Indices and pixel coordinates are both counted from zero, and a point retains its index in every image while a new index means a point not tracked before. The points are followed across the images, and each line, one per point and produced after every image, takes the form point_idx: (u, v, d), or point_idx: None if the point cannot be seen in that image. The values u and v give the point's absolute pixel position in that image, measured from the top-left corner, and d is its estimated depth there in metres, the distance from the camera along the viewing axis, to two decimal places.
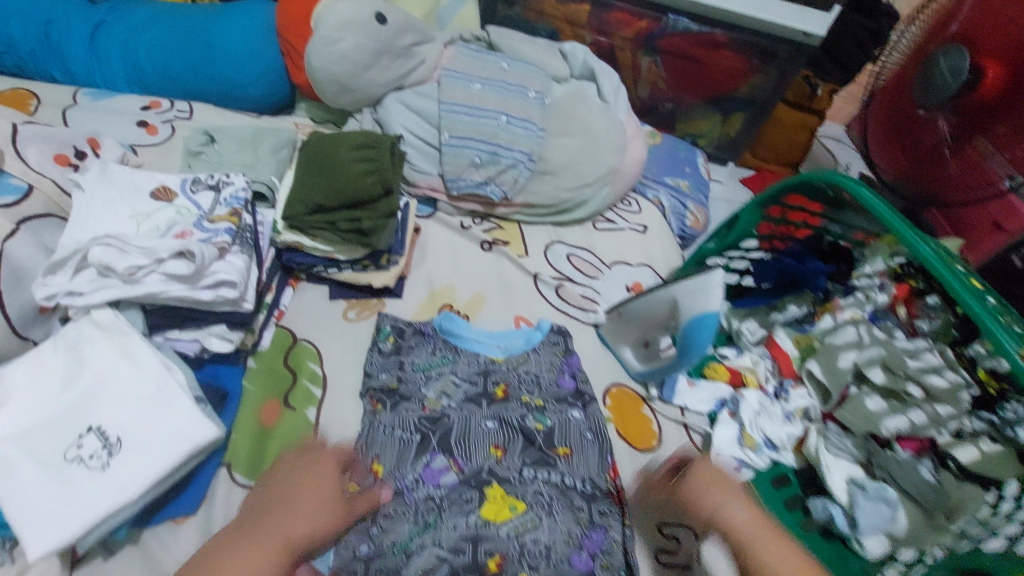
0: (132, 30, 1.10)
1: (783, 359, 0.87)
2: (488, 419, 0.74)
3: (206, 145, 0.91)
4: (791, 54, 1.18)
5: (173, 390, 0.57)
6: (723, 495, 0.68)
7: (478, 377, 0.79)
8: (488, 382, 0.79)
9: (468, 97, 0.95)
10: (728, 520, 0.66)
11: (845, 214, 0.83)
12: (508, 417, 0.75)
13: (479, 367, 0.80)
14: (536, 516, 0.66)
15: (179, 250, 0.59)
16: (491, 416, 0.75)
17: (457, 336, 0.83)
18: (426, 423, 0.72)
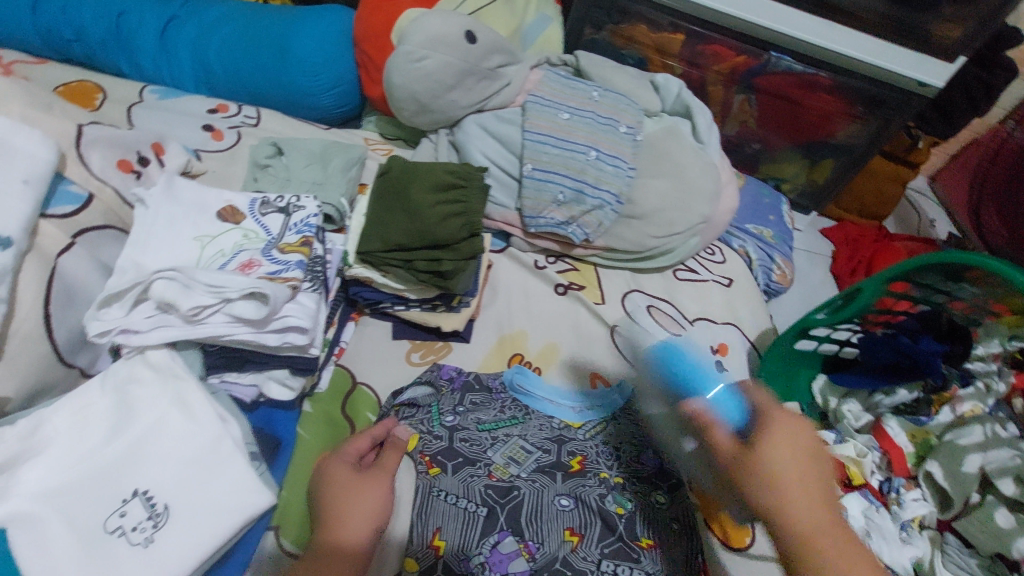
0: (205, 28, 1.06)
1: (895, 455, 0.78)
2: (563, 494, 0.65)
3: (273, 157, 0.85)
4: (900, 105, 1.07)
5: (228, 450, 0.50)
6: (786, 457, 0.47)
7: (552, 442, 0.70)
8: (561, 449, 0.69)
9: (555, 128, 0.87)
10: (781, 483, 0.46)
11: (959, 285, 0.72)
12: (584, 495, 0.65)
13: (552, 433, 0.71)
14: None
15: (249, 290, 0.51)
16: (565, 492, 0.65)
17: (528, 394, 0.74)
18: (494, 495, 0.63)
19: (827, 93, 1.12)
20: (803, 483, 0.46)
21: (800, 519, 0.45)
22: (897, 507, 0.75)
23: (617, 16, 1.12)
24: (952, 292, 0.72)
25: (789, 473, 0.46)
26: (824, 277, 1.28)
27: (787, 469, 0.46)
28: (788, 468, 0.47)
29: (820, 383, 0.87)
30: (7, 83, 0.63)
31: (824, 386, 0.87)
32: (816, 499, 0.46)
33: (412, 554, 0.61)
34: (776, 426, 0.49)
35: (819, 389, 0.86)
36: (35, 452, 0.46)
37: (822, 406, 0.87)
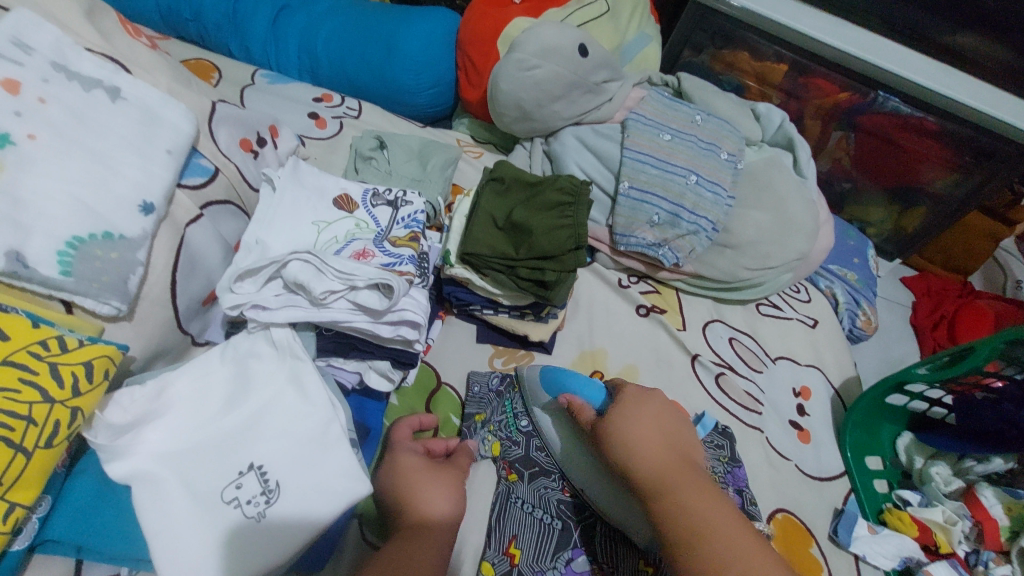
0: (316, 19, 1.10)
1: (988, 526, 0.73)
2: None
3: (376, 150, 0.87)
4: (1012, 160, 1.01)
5: (336, 434, 0.50)
6: (631, 426, 0.54)
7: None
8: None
9: (657, 148, 0.87)
10: (644, 458, 0.52)
11: None
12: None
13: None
14: None
15: (378, 281, 0.52)
16: None
17: None
18: (568, 510, 0.62)
19: (931, 138, 1.07)
20: (664, 453, 0.53)
21: (689, 504, 0.49)
22: None
23: (721, 41, 1.11)
24: None
25: (636, 439, 0.53)
26: (902, 328, 1.22)
27: (646, 438, 0.53)
28: (644, 434, 0.53)
29: (905, 439, 0.83)
30: (156, 56, 0.66)
31: (910, 443, 0.83)
32: (712, 495, 0.50)
33: (488, 559, 0.59)
34: (644, 399, 0.57)
35: (903, 444, 0.82)
36: (159, 414, 0.48)
37: (904, 463, 0.82)
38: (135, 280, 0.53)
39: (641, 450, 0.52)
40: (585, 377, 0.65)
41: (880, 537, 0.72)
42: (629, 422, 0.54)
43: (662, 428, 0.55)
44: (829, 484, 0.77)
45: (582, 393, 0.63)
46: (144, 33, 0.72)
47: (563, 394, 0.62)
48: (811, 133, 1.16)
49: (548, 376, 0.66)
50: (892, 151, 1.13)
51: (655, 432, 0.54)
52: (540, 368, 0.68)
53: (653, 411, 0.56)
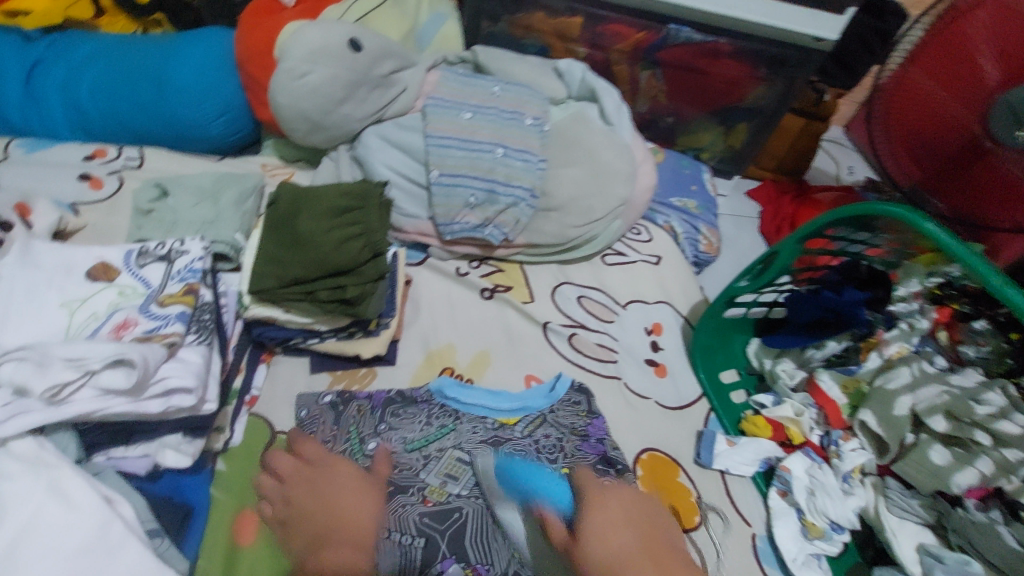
0: (74, 68, 0.98)
1: (830, 408, 0.79)
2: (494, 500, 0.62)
3: (158, 200, 0.79)
4: (801, 61, 1.09)
5: (118, 534, 0.46)
6: (596, 537, 0.44)
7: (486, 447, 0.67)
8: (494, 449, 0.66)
9: (458, 129, 0.84)
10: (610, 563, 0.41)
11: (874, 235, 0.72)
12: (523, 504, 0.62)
13: (487, 434, 0.68)
14: None
15: (116, 357, 0.46)
16: None
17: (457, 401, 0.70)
18: (431, 522, 0.59)
19: (728, 58, 1.12)
20: (642, 562, 0.41)
21: None
22: (837, 460, 0.75)
23: (512, 5, 1.09)
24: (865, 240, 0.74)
25: (606, 543, 0.43)
26: (754, 238, 1.30)
27: (624, 542, 0.43)
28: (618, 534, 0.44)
29: (754, 346, 0.88)
30: None
31: (758, 348, 0.88)
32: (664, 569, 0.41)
33: None
34: (608, 498, 0.49)
35: (753, 351, 0.88)
36: None
37: (758, 368, 0.87)
38: None
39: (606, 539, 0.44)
40: (546, 472, 0.60)
41: (738, 447, 0.75)
42: (592, 528, 0.45)
43: (625, 520, 0.46)
44: (690, 410, 0.81)
45: (544, 496, 0.55)
46: None
47: (532, 501, 0.57)
48: (624, 77, 1.18)
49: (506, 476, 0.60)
50: (700, 79, 1.18)
51: (629, 521, 0.45)
52: (493, 460, 0.63)
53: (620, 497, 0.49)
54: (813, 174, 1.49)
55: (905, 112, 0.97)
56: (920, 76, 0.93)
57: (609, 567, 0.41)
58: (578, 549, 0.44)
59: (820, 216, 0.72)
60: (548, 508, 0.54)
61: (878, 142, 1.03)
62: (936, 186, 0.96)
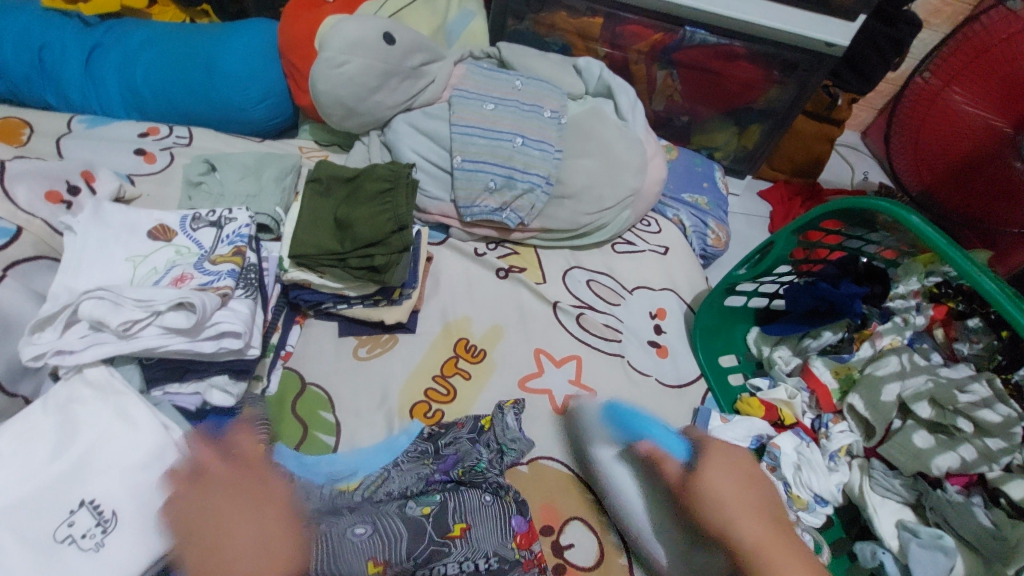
0: (130, 53, 1.06)
1: (821, 392, 0.83)
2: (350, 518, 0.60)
3: (206, 174, 0.87)
4: (813, 66, 1.13)
5: (174, 455, 0.53)
6: (720, 497, 0.55)
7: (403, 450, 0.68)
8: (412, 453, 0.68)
9: (481, 119, 0.90)
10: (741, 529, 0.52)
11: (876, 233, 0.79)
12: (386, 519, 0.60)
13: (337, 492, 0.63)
14: None
15: (178, 301, 0.54)
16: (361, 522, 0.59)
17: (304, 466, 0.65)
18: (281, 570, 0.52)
19: (743, 61, 1.17)
20: (754, 518, 0.53)
21: (746, 529, 0.52)
22: (825, 440, 0.80)
23: (536, 5, 1.15)
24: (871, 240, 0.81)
25: (724, 500, 0.55)
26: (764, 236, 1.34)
27: (728, 488, 0.56)
28: (724, 486, 0.56)
29: (754, 334, 0.94)
30: None
31: (758, 336, 0.93)
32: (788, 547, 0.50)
33: None
34: (727, 452, 0.60)
35: (753, 339, 0.93)
36: None
37: (757, 355, 0.93)
38: None
39: (716, 488, 0.56)
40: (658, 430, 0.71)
41: (731, 423, 0.81)
42: (710, 477, 0.57)
43: (747, 481, 0.57)
44: (687, 389, 0.86)
45: (663, 443, 0.68)
46: None
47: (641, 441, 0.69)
48: (641, 77, 1.24)
49: (605, 416, 0.77)
50: (715, 80, 1.22)
51: (743, 484, 0.56)
52: (603, 408, 0.78)
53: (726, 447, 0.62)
54: (827, 177, 1.52)
55: (924, 119, 1.13)
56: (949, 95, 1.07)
57: (722, 505, 0.55)
58: (700, 500, 0.56)
59: (813, 210, 0.77)
60: (662, 450, 0.67)
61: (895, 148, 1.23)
62: (951, 177, 1.13)
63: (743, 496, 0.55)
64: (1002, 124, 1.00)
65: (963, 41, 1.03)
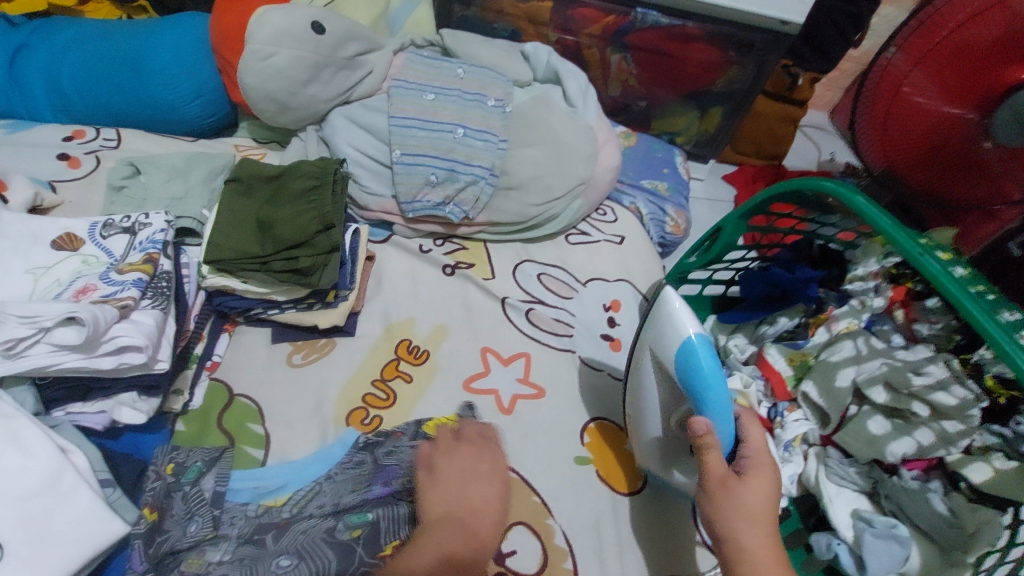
0: (54, 52, 1.01)
1: (776, 380, 0.81)
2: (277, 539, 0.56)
3: (131, 178, 0.82)
4: (768, 46, 1.10)
5: (70, 480, 0.50)
6: (746, 511, 0.53)
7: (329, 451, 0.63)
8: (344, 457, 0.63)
9: (420, 110, 0.87)
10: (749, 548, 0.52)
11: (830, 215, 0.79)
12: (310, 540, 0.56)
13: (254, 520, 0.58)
14: None
15: (67, 316, 0.50)
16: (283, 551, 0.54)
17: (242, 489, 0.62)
18: None
19: (699, 42, 1.14)
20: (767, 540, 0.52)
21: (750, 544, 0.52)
22: (779, 429, 0.79)
23: None
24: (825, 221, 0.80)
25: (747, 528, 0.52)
26: None
27: (758, 501, 0.54)
28: (757, 501, 0.54)
29: (710, 323, 0.91)
30: None
31: (714, 324, 0.91)
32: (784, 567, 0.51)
33: None
34: (767, 470, 0.56)
35: (710, 329, 0.91)
36: None
37: (714, 345, 0.90)
38: None
39: (751, 498, 0.54)
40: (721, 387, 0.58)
41: None
42: (751, 489, 0.54)
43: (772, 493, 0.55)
44: None
45: (720, 429, 0.57)
46: None
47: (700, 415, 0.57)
48: (596, 62, 1.20)
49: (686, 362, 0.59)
50: (671, 63, 1.19)
51: (772, 500, 0.55)
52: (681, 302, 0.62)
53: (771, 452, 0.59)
54: (793, 159, 1.50)
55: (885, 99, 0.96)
56: (917, 76, 0.90)
57: (736, 522, 0.53)
58: (726, 504, 0.53)
59: (760, 192, 0.74)
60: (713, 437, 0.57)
61: (859, 126, 1.03)
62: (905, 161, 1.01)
63: (763, 519, 0.53)
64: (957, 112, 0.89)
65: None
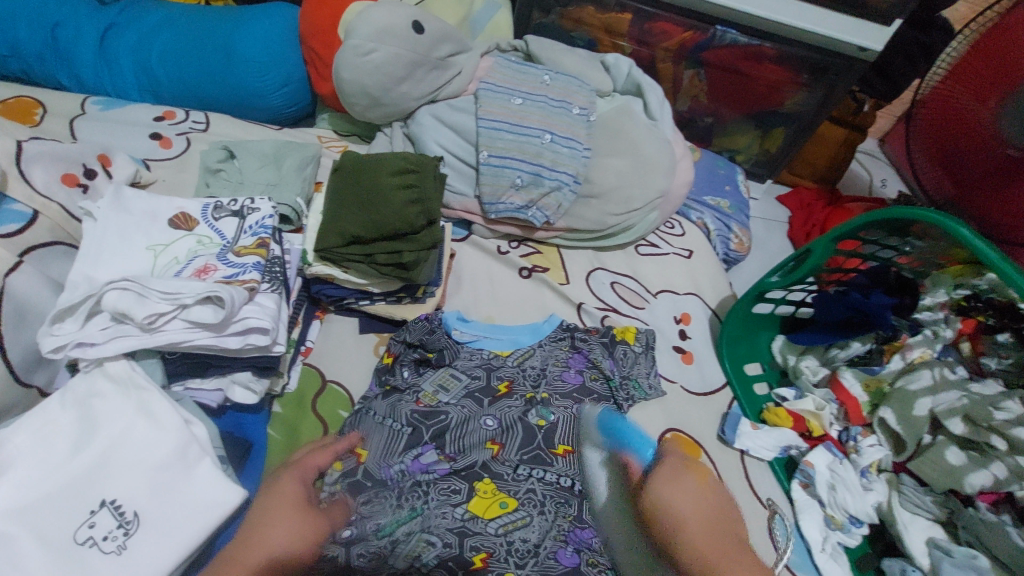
0: (144, 32, 1.03)
1: (851, 405, 0.82)
2: (367, 492, 0.62)
3: (225, 161, 0.84)
4: (844, 72, 1.10)
5: (195, 453, 0.51)
6: (680, 484, 0.42)
7: (418, 420, 0.68)
8: (436, 429, 0.68)
9: (509, 113, 0.88)
10: (678, 516, 0.41)
11: (906, 241, 0.75)
12: (434, 527, 0.61)
13: (370, 493, 0.62)
14: (526, 515, 0.63)
15: (205, 295, 0.51)
16: (412, 526, 0.61)
17: (371, 456, 0.65)
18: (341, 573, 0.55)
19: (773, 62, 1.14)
20: (706, 526, 0.40)
21: (689, 542, 0.40)
22: (856, 454, 0.80)
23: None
24: (895, 245, 0.76)
25: (676, 505, 0.41)
26: (782, 242, 1.32)
27: (691, 518, 0.40)
28: (692, 509, 0.41)
29: (779, 343, 0.91)
30: None
31: (784, 344, 0.91)
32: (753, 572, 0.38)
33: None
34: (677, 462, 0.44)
35: (778, 348, 0.91)
36: None
37: (782, 364, 0.91)
38: None
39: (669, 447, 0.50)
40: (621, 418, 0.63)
41: (761, 431, 0.80)
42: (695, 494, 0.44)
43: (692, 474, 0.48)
44: (713, 396, 0.85)
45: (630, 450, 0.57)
46: None
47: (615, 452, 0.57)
48: (668, 75, 1.22)
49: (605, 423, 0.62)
50: (742, 81, 1.20)
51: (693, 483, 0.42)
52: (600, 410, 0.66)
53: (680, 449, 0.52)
54: (846, 184, 1.50)
55: (944, 112, 1.04)
56: (960, 87, 1.00)
57: (657, 512, 0.42)
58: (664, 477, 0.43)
59: (848, 221, 0.75)
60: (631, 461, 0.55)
61: (917, 149, 1.12)
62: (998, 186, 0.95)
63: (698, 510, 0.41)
64: (985, 114, 0.95)
65: (975, 44, 0.97)
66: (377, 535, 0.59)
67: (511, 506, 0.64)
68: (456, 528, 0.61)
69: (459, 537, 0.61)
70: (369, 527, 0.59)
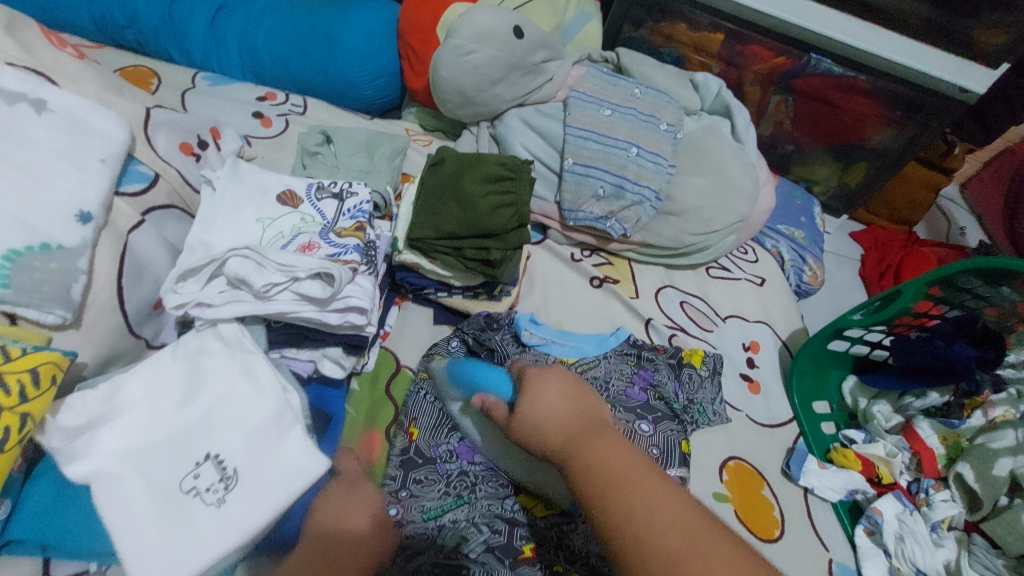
0: (253, 15, 1.07)
1: (926, 456, 0.79)
2: (419, 471, 0.64)
3: (322, 145, 0.87)
4: (939, 110, 1.05)
5: (289, 420, 0.53)
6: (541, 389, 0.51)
7: None
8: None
9: (598, 124, 0.88)
10: (548, 416, 0.49)
11: (998, 294, 0.72)
12: (479, 516, 0.61)
13: (421, 471, 0.64)
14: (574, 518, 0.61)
15: (318, 271, 0.54)
16: (459, 513, 0.61)
17: (427, 431, 0.66)
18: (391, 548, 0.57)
19: (864, 96, 1.11)
20: (568, 417, 0.49)
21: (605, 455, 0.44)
22: (926, 508, 0.77)
23: (657, 14, 1.13)
24: (986, 295, 0.73)
25: (544, 410, 0.49)
26: (851, 279, 1.28)
27: (556, 411, 0.49)
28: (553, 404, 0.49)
29: (850, 382, 0.89)
30: (84, 66, 0.65)
31: (855, 386, 0.89)
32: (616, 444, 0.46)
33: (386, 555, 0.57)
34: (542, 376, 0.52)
35: (849, 387, 0.88)
36: (114, 415, 0.50)
37: (851, 405, 0.88)
38: (79, 288, 0.53)
39: (544, 420, 0.48)
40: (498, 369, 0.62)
41: (828, 470, 0.78)
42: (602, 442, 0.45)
43: (571, 393, 0.51)
44: (779, 429, 0.83)
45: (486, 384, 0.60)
46: (71, 42, 0.69)
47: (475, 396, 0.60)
48: (752, 98, 1.20)
49: (459, 369, 0.64)
50: (829, 112, 1.17)
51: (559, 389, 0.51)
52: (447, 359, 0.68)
53: (561, 374, 0.53)
54: (923, 227, 1.45)
55: None
56: None
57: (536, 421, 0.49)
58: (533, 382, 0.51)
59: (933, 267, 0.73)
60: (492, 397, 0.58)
61: None
62: None
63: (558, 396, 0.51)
64: None
65: None
66: (424, 518, 0.60)
67: (556, 507, 0.62)
68: (505, 517, 0.62)
69: (509, 527, 0.61)
70: (415, 507, 0.61)
